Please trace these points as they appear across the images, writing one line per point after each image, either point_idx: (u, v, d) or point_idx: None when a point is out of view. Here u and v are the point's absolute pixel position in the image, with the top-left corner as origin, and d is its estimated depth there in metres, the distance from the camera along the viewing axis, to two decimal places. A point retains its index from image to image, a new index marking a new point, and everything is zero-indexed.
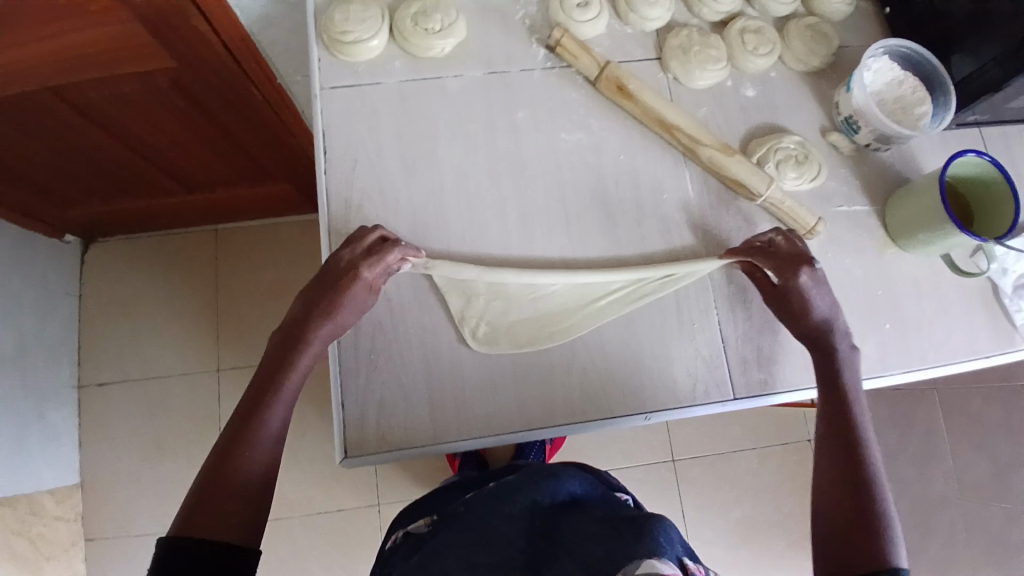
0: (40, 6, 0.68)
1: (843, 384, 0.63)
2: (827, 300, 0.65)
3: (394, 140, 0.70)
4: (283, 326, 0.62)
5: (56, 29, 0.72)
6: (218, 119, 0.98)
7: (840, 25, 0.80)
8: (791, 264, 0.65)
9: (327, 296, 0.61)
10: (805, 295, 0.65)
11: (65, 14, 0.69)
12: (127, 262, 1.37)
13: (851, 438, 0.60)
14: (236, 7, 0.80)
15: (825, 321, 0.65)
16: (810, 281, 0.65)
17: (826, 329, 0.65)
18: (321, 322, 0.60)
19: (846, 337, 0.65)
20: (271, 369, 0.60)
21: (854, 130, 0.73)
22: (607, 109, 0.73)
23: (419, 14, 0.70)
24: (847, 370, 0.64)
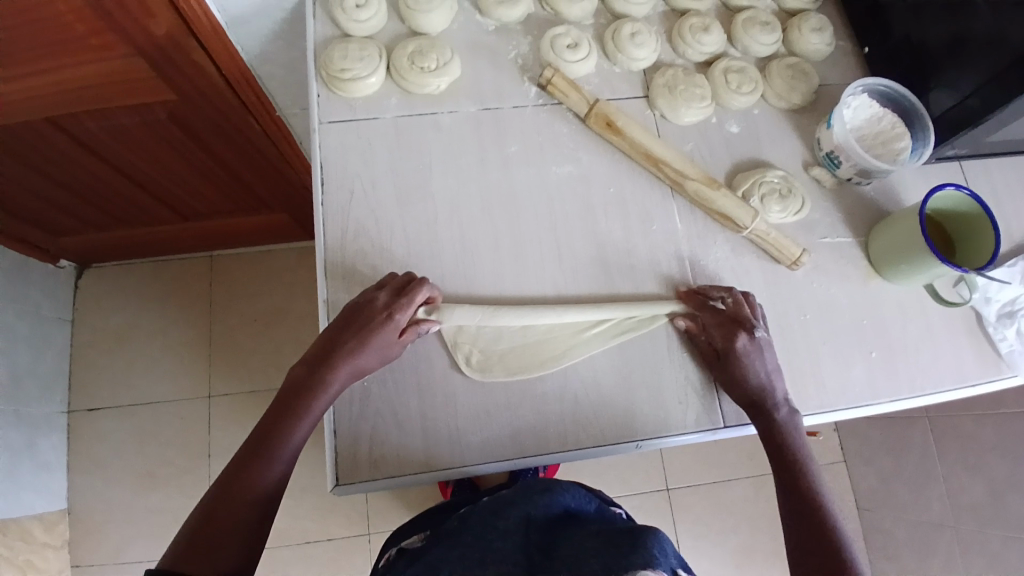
0: (48, 35, 0.70)
1: (792, 450, 0.63)
2: (766, 364, 0.66)
3: (390, 173, 0.72)
4: (305, 357, 0.62)
5: (63, 60, 0.74)
6: (217, 149, 1.00)
7: (820, 64, 0.83)
8: (732, 329, 0.66)
9: (356, 337, 0.61)
10: (744, 363, 0.65)
11: (70, 44, 0.72)
12: (122, 290, 1.37)
13: (811, 505, 0.60)
14: (235, 42, 0.84)
15: (767, 386, 0.65)
16: (750, 347, 0.66)
17: (768, 396, 0.65)
18: (345, 362, 0.60)
19: (787, 401, 0.65)
20: (288, 400, 0.60)
21: (836, 165, 0.75)
22: (596, 144, 0.76)
23: (415, 53, 0.73)
24: (793, 435, 0.64)
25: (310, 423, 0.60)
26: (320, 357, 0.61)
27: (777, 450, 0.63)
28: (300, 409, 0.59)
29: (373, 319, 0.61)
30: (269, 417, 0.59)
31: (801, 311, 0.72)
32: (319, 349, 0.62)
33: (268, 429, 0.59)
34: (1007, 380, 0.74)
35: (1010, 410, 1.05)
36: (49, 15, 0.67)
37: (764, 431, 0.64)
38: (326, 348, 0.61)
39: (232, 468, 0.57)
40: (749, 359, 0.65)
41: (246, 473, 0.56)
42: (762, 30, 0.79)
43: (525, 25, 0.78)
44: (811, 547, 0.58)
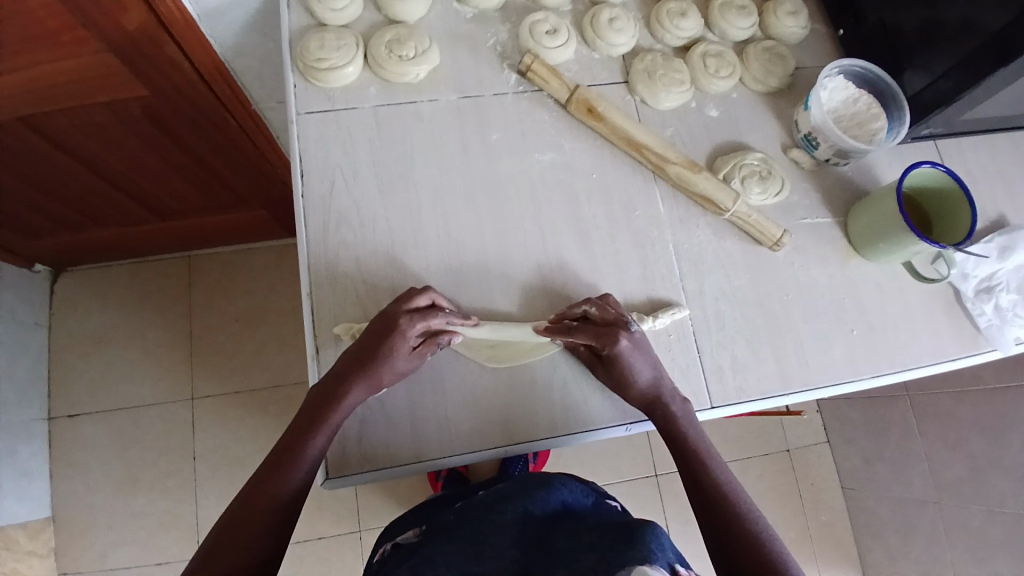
0: (11, 29, 0.68)
1: (690, 442, 0.62)
2: (648, 359, 0.63)
3: (371, 163, 0.71)
4: (327, 375, 0.61)
5: (31, 56, 0.73)
6: (192, 146, 0.99)
7: (797, 47, 0.84)
8: (606, 337, 0.63)
9: (372, 352, 0.60)
10: (617, 366, 0.63)
11: (37, 39, 0.70)
12: (99, 292, 1.35)
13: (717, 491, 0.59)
14: (209, 35, 0.82)
15: (658, 380, 0.63)
16: (629, 350, 0.63)
17: (657, 390, 0.63)
18: (364, 379, 0.60)
19: (679, 395, 0.64)
20: (307, 416, 0.59)
21: (814, 146, 0.76)
22: (577, 131, 0.76)
23: (393, 42, 0.72)
24: (689, 427, 0.63)
25: (328, 440, 0.59)
26: (340, 371, 0.60)
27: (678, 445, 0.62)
28: (321, 425, 0.58)
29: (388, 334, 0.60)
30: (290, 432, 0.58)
31: (783, 292, 0.73)
32: (339, 362, 0.61)
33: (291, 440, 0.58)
34: (986, 354, 0.76)
35: (990, 387, 1.08)
36: (16, 7, 0.65)
37: (663, 428, 0.63)
38: (349, 364, 0.60)
39: (261, 473, 0.56)
40: (628, 359, 0.62)
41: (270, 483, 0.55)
42: (739, 13, 0.80)
43: (503, 13, 0.78)
44: (727, 537, 0.56)
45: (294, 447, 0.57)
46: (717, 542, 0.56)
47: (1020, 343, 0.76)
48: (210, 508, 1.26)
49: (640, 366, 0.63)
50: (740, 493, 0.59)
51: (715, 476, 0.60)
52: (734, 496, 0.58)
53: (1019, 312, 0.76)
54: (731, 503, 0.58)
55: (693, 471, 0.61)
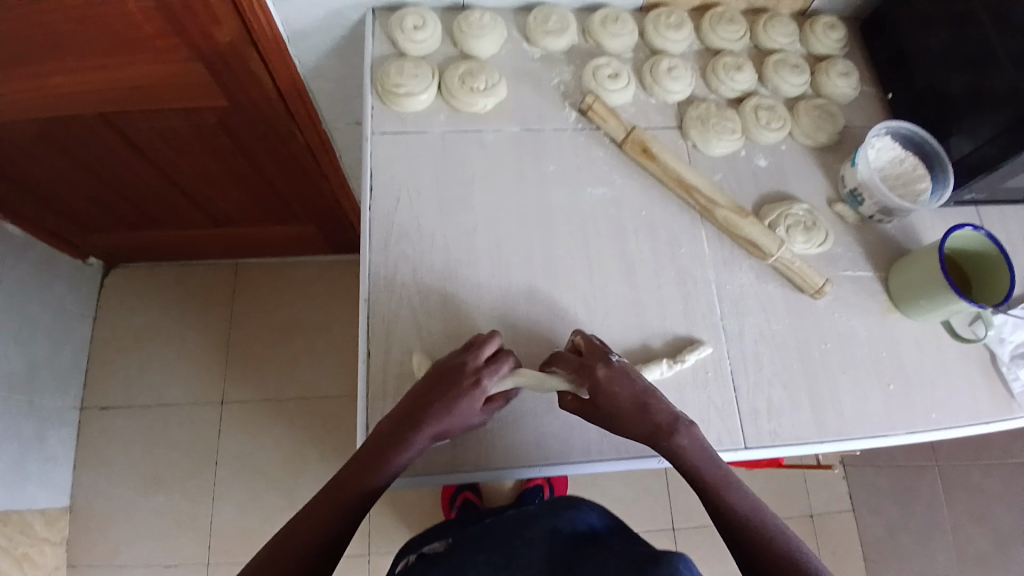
0: (112, 31, 0.75)
1: (704, 473, 0.60)
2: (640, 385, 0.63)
3: (433, 184, 0.75)
4: (393, 411, 0.62)
5: (124, 57, 0.80)
6: (256, 157, 1.05)
7: (847, 106, 0.87)
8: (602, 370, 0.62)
9: (441, 399, 0.60)
10: (614, 394, 0.62)
11: (132, 42, 0.77)
12: (147, 290, 1.41)
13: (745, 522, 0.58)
14: (293, 56, 0.89)
15: (647, 411, 0.61)
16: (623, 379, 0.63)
17: (659, 423, 0.61)
18: (426, 419, 0.60)
19: (680, 420, 0.61)
20: (372, 450, 0.60)
21: (859, 202, 0.79)
22: (629, 169, 0.79)
23: (465, 74, 0.78)
24: (700, 456, 0.60)
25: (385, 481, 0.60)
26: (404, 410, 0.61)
27: (691, 476, 0.61)
28: (384, 462, 0.59)
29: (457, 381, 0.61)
30: (352, 463, 0.60)
31: (822, 340, 0.74)
32: (409, 403, 0.61)
33: (351, 472, 0.60)
34: (1019, 420, 0.76)
35: None
36: (119, 10, 0.72)
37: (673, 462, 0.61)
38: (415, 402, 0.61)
39: (322, 497, 0.60)
40: (625, 387, 0.62)
41: (330, 510, 0.59)
42: (792, 71, 0.84)
43: (568, 55, 0.83)
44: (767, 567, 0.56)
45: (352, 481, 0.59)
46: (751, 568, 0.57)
47: None
48: (225, 510, 1.28)
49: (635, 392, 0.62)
50: (768, 518, 0.59)
51: (732, 503, 0.59)
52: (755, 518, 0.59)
53: None
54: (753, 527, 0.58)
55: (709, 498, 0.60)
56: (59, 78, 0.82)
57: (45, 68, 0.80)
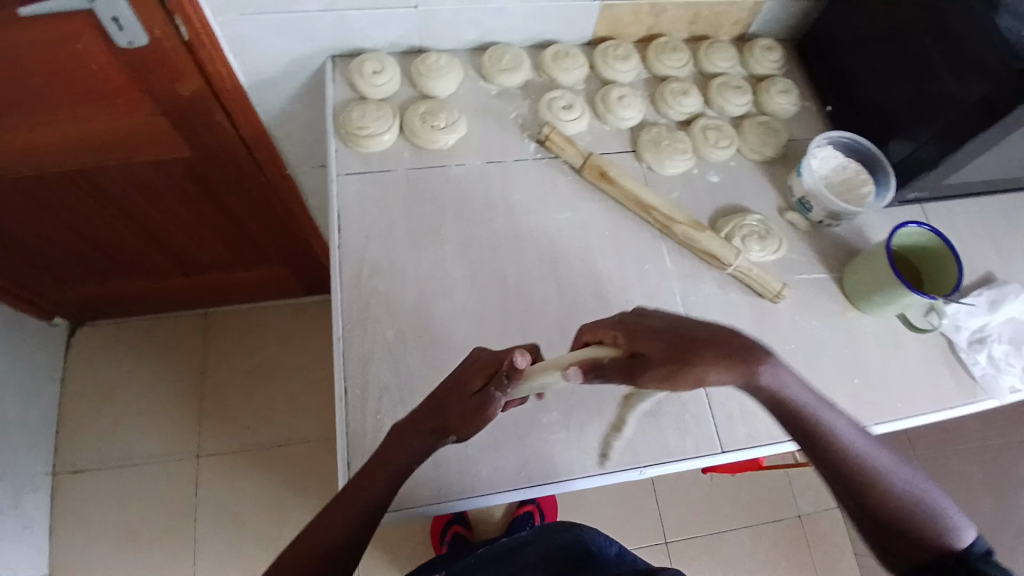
0: (74, 90, 0.76)
1: (799, 410, 0.55)
2: (663, 317, 0.57)
3: (402, 220, 0.77)
4: (410, 412, 0.59)
5: (87, 114, 0.81)
6: (223, 205, 1.06)
7: (789, 121, 0.92)
8: (613, 325, 0.58)
9: (454, 397, 0.57)
10: (656, 334, 0.55)
11: (94, 99, 0.79)
12: (116, 346, 1.39)
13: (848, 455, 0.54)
14: (257, 105, 0.91)
15: (713, 340, 0.54)
16: (637, 322, 0.57)
17: (724, 349, 0.54)
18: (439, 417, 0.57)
19: (761, 350, 0.54)
20: (386, 450, 0.57)
21: (808, 209, 0.83)
22: (590, 193, 0.83)
23: (426, 113, 0.81)
24: (796, 390, 0.54)
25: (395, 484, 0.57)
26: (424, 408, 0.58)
27: (783, 409, 0.55)
28: (395, 463, 0.57)
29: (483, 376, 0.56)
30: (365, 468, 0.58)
31: (786, 343, 0.78)
32: (425, 403, 0.58)
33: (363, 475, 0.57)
34: (984, 402, 0.80)
35: None
36: (81, 69, 0.74)
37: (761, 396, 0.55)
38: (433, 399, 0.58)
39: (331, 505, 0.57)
40: (653, 330, 0.56)
41: (336, 516, 0.55)
42: (735, 92, 0.89)
43: (524, 90, 0.87)
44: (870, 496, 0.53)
45: (361, 484, 0.57)
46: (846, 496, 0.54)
47: (1013, 393, 0.81)
48: (208, 567, 1.24)
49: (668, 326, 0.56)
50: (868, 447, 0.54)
51: (836, 438, 0.54)
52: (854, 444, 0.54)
53: (1011, 363, 0.82)
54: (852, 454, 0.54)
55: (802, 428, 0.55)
56: (20, 138, 0.83)
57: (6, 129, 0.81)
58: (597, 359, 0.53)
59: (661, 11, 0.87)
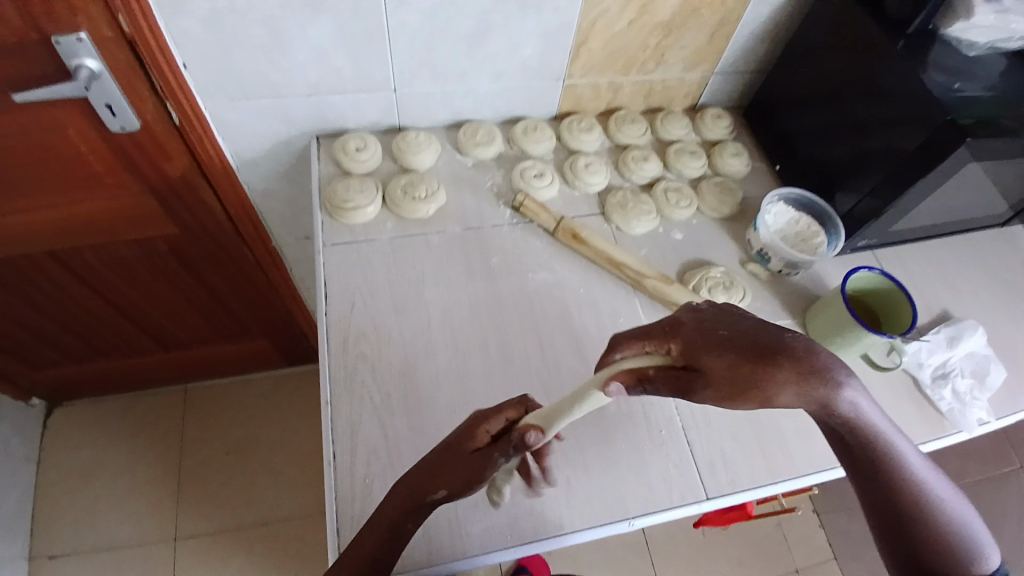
0: (66, 173, 0.81)
1: (865, 431, 0.51)
2: (733, 327, 0.51)
3: (387, 285, 0.81)
4: (395, 487, 0.59)
5: (77, 196, 0.85)
6: (206, 279, 1.08)
7: (743, 181, 1.00)
8: (666, 330, 0.54)
9: (441, 472, 0.57)
10: (708, 345, 0.51)
11: (84, 181, 0.83)
12: (92, 426, 1.36)
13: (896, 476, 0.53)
14: (243, 183, 0.95)
15: (779, 347, 0.48)
16: (697, 331, 0.52)
17: (801, 361, 0.47)
18: (424, 496, 0.57)
19: (846, 373, 0.49)
20: (376, 529, 0.58)
21: (767, 260, 0.89)
22: (564, 252, 0.87)
23: (408, 185, 0.86)
24: (867, 411, 0.51)
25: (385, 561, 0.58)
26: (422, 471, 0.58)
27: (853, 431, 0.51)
28: (384, 541, 0.57)
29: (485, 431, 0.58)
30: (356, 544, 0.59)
31: None
32: (410, 479, 0.58)
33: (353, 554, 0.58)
34: (954, 436, 0.83)
35: None
36: (73, 153, 0.78)
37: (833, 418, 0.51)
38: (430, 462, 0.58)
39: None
40: (715, 342, 0.50)
41: None
42: (690, 157, 0.97)
43: (497, 161, 0.94)
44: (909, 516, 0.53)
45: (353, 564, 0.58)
46: (885, 516, 0.53)
47: (981, 425, 0.84)
48: None
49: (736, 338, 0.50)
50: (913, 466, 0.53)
51: (893, 458, 0.52)
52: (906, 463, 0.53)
53: (975, 396, 0.86)
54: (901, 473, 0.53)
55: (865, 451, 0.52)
56: (7, 220, 0.85)
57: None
58: (642, 372, 0.53)
59: (618, 87, 0.96)
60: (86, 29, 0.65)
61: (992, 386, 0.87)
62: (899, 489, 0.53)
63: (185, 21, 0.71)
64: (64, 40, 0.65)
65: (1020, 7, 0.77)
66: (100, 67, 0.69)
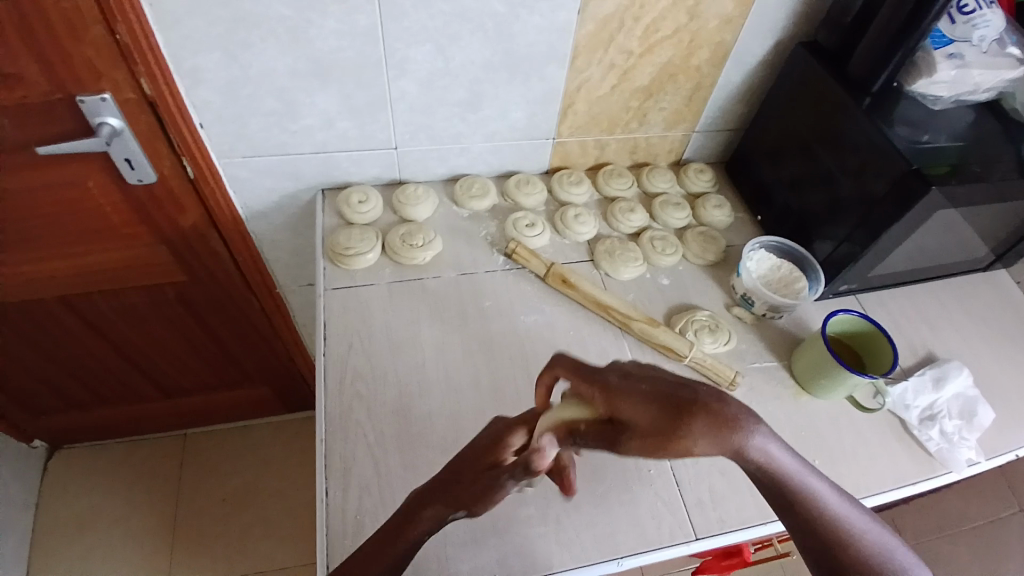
0: (86, 224, 0.86)
1: (783, 481, 0.44)
2: (664, 379, 0.45)
3: (383, 327, 0.84)
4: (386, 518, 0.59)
5: (95, 246, 0.90)
6: (211, 326, 1.12)
7: (727, 230, 1.05)
8: (593, 378, 0.48)
9: (443, 493, 0.58)
10: (630, 399, 0.44)
11: (103, 232, 0.88)
12: (92, 472, 1.37)
13: (832, 533, 0.44)
14: (252, 232, 1.00)
15: (692, 398, 0.42)
16: (622, 380, 0.46)
17: (717, 413, 0.41)
18: (422, 518, 0.58)
19: (753, 417, 0.42)
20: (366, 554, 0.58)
21: (750, 304, 0.92)
22: (554, 296, 0.91)
23: (406, 234, 0.91)
24: (778, 456, 0.43)
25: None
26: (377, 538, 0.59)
27: (770, 484, 0.44)
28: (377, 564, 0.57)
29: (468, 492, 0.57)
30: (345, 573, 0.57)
31: None
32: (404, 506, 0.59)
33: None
34: (945, 476, 0.84)
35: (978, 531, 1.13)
36: (95, 204, 0.84)
37: (748, 472, 0.44)
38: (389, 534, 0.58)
39: None
40: (637, 392, 0.44)
41: None
42: (675, 208, 1.02)
43: (492, 213, 0.99)
44: None
45: None
46: None
47: (972, 465, 0.85)
48: None
49: (656, 391, 0.44)
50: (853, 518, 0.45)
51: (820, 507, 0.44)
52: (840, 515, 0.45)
53: (965, 437, 0.87)
54: (853, 538, 0.45)
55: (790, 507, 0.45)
56: (28, 267, 0.90)
57: (18, 260, 0.89)
58: (572, 425, 0.49)
59: (605, 144, 1.03)
60: (108, 91, 0.72)
61: (981, 426, 0.88)
62: (842, 550, 0.44)
63: (203, 90, 0.78)
64: (89, 100, 0.71)
65: (979, 63, 0.81)
66: (121, 125, 0.75)
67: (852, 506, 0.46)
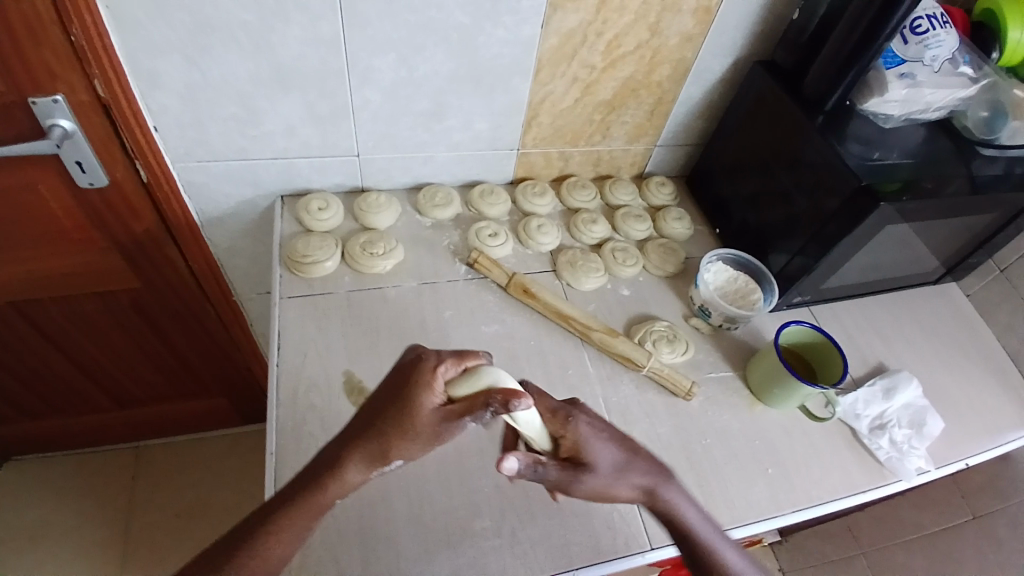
0: (33, 229, 0.83)
1: (669, 510, 0.64)
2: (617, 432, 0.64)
3: (341, 336, 0.83)
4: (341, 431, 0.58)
5: (43, 251, 0.87)
6: (168, 335, 1.09)
7: (686, 242, 1.07)
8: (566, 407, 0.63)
9: (396, 410, 0.56)
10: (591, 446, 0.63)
11: (52, 236, 0.85)
12: (39, 485, 1.32)
13: (699, 549, 0.63)
14: (208, 239, 0.97)
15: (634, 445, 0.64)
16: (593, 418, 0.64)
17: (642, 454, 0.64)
18: (369, 437, 0.56)
19: (661, 471, 0.64)
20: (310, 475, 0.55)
21: (708, 315, 0.94)
22: (515, 306, 0.91)
23: (366, 242, 0.90)
24: (677, 495, 0.64)
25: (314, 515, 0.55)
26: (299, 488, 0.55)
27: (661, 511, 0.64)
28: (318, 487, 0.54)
29: (405, 439, 0.55)
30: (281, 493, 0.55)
31: (702, 437, 0.84)
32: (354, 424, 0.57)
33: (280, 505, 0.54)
34: (895, 484, 0.86)
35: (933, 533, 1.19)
36: (44, 207, 0.81)
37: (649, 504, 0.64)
38: (317, 483, 0.55)
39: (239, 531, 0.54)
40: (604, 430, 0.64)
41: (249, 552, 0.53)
42: (636, 220, 1.04)
43: (455, 222, 0.99)
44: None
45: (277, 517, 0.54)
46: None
47: (920, 473, 0.88)
48: None
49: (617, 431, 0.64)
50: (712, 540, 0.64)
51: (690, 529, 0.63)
52: (715, 547, 0.63)
53: (914, 446, 0.89)
54: (712, 555, 0.63)
55: (682, 540, 0.64)
56: None
57: None
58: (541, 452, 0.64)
59: (568, 156, 1.04)
60: (63, 92, 0.69)
61: (929, 435, 0.91)
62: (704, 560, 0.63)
63: (160, 94, 0.76)
64: (41, 100, 0.69)
65: (930, 82, 0.85)
66: (74, 127, 0.73)
67: (716, 535, 0.64)
